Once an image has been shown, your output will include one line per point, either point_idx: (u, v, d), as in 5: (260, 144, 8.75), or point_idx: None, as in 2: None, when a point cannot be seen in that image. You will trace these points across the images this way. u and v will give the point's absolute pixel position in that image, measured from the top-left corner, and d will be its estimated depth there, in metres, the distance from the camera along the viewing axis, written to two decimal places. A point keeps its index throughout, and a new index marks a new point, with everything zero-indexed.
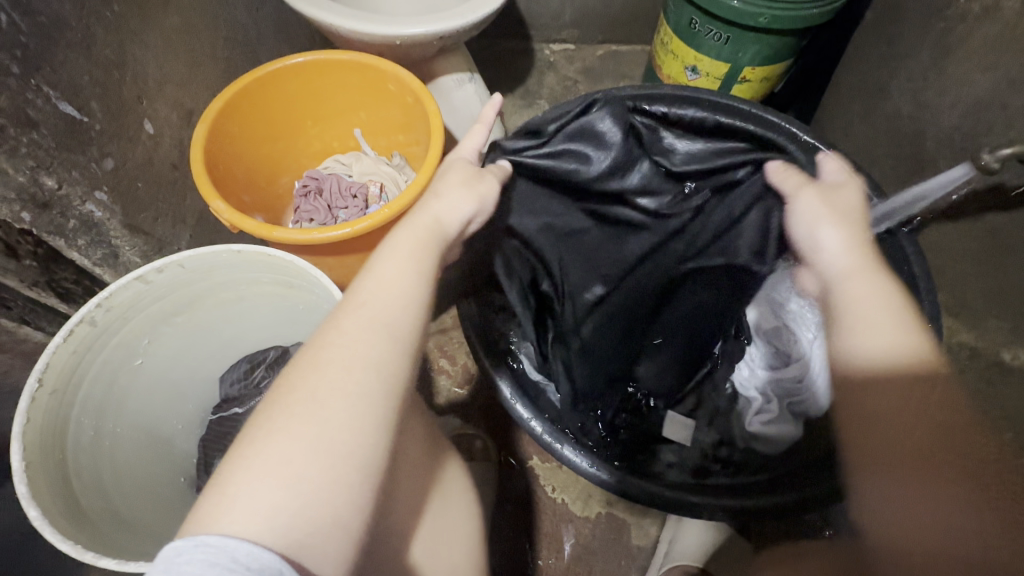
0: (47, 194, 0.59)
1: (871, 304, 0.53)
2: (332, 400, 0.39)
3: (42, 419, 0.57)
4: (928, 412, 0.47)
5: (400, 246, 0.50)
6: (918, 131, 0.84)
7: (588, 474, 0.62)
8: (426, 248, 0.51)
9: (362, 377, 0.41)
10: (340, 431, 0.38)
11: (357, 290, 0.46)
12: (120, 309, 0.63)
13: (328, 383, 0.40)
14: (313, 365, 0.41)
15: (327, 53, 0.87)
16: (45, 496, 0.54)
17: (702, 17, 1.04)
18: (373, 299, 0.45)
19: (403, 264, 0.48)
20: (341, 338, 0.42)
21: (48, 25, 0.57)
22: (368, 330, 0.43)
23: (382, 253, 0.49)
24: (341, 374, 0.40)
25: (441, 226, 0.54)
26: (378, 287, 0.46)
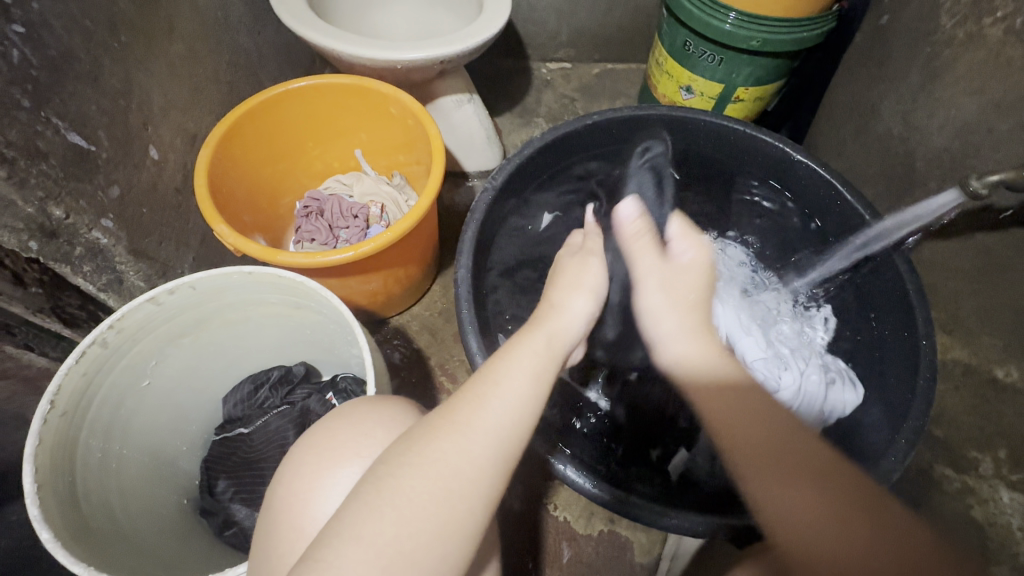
0: (54, 223, 0.59)
1: (667, 327, 0.66)
2: (426, 509, 0.40)
3: (53, 440, 0.56)
4: (775, 417, 0.55)
5: (523, 361, 0.50)
6: (908, 152, 0.86)
7: (589, 494, 0.62)
8: (545, 361, 0.51)
9: (457, 494, 0.41)
10: (428, 542, 0.39)
11: (476, 399, 0.46)
12: (131, 331, 0.62)
13: (427, 487, 0.40)
14: (413, 464, 0.41)
15: (329, 78, 0.89)
16: (55, 517, 0.53)
17: (695, 39, 1.07)
18: (489, 415, 0.45)
19: (528, 383, 0.48)
20: (446, 445, 0.42)
21: (57, 58, 0.58)
22: (475, 446, 0.43)
23: (506, 367, 0.49)
24: (439, 484, 0.41)
25: (560, 339, 0.55)
26: (498, 396, 0.46)
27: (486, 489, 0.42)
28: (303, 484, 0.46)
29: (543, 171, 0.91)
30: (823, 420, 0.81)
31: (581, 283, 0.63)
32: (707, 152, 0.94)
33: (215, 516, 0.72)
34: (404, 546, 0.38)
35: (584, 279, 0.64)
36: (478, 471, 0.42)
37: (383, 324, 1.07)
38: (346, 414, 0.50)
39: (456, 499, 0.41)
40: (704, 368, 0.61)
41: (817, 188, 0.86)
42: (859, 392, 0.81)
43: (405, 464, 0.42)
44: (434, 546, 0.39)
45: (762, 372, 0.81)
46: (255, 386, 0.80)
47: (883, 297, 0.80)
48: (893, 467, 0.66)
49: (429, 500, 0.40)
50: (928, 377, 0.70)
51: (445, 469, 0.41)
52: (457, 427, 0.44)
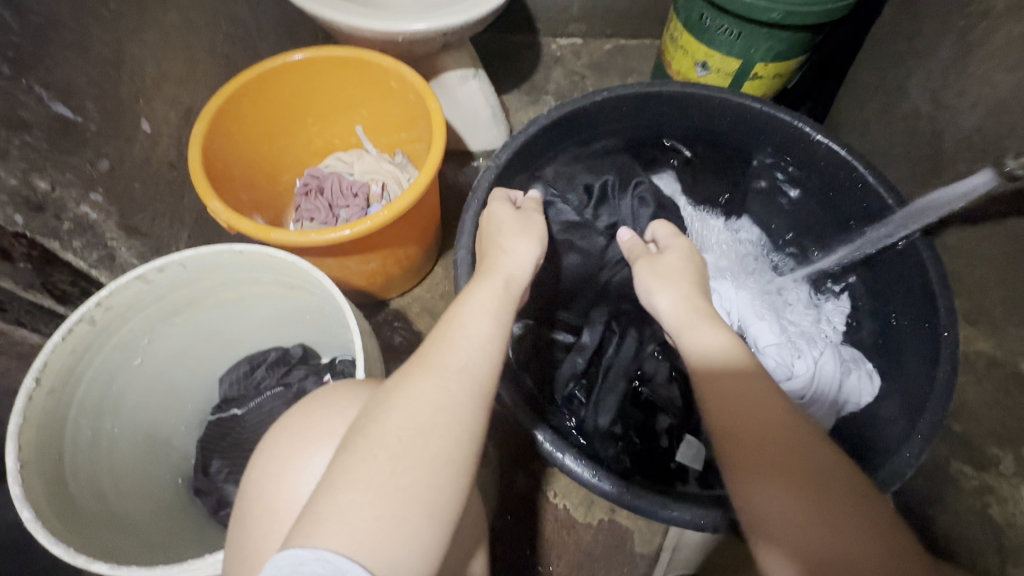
0: (41, 197, 0.58)
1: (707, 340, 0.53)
2: (408, 448, 0.37)
3: (39, 418, 0.55)
4: (762, 401, 0.48)
5: (481, 299, 0.49)
6: (936, 132, 0.81)
7: (589, 484, 0.61)
8: (504, 301, 0.50)
9: (440, 429, 0.39)
10: (415, 483, 0.36)
11: (442, 342, 0.44)
12: (119, 309, 0.61)
13: (406, 426, 0.38)
14: (389, 411, 0.39)
15: (327, 50, 0.85)
16: (39, 496, 0.52)
17: (712, 12, 1.01)
18: (460, 351, 0.43)
19: (489, 319, 0.47)
20: (423, 384, 0.41)
21: (41, 25, 0.56)
22: (450, 381, 0.41)
23: (466, 305, 0.48)
24: (416, 423, 0.39)
25: (519, 282, 0.54)
26: (463, 331, 0.45)
27: (473, 420, 0.40)
28: (285, 466, 0.43)
29: (550, 149, 0.87)
30: (837, 411, 0.78)
31: (530, 227, 0.61)
32: (722, 129, 0.89)
33: (208, 496, 0.71)
34: (387, 489, 0.36)
35: (529, 225, 0.62)
36: (454, 408, 0.40)
37: (383, 306, 1.05)
38: (329, 396, 0.48)
39: (438, 436, 0.39)
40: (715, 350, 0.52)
41: (839, 170, 0.81)
42: (876, 384, 0.79)
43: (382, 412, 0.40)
44: (417, 485, 0.36)
45: (775, 359, 0.79)
46: (252, 366, 0.80)
47: (902, 285, 0.76)
48: (908, 462, 0.63)
49: (409, 440, 0.38)
50: (948, 370, 0.66)
51: (420, 407, 0.39)
52: (427, 368, 0.42)
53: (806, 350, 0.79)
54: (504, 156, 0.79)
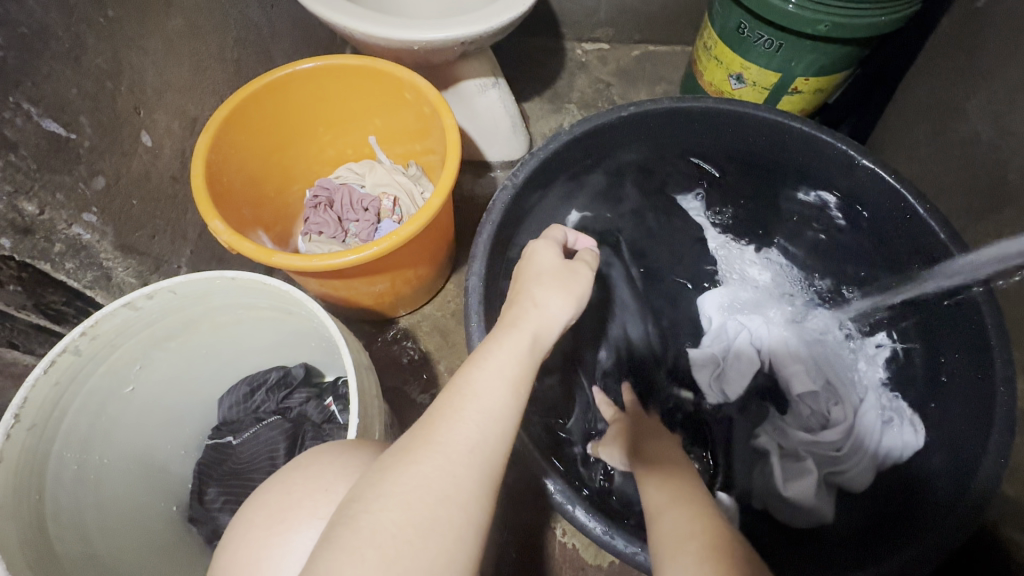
0: (28, 220, 0.54)
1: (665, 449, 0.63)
2: (407, 544, 0.34)
3: (17, 457, 0.52)
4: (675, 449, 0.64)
5: (499, 365, 0.44)
6: (999, 161, 0.73)
7: (600, 540, 0.57)
8: (523, 367, 0.44)
9: (443, 525, 0.36)
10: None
11: (449, 417, 0.40)
12: (105, 338, 0.58)
13: (405, 516, 0.35)
14: (388, 496, 0.36)
15: (340, 59, 0.81)
16: (13, 545, 0.50)
17: (751, 21, 0.94)
18: (469, 431, 0.39)
19: (506, 389, 0.42)
20: (426, 472, 0.37)
21: (31, 35, 0.52)
22: (456, 469, 0.38)
23: (479, 372, 0.43)
24: (416, 514, 0.35)
25: (545, 342, 0.48)
26: (474, 409, 0.41)
27: (473, 517, 0.37)
28: (257, 547, 0.39)
29: (571, 169, 0.81)
30: (877, 465, 0.71)
31: (568, 279, 0.52)
32: (759, 150, 0.82)
33: (204, 524, 0.70)
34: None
35: (570, 279, 0.53)
36: (458, 496, 0.37)
37: (391, 323, 1.01)
38: (308, 460, 0.43)
39: (439, 530, 0.35)
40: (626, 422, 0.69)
41: (885, 201, 0.74)
42: (921, 435, 0.70)
43: (380, 494, 0.36)
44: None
45: (810, 406, 0.77)
46: (251, 388, 0.77)
47: (952, 332, 0.69)
48: (953, 535, 0.57)
49: (412, 539, 0.34)
50: (1004, 433, 0.59)
51: (421, 494, 0.36)
52: (432, 445, 0.38)
53: (844, 395, 0.77)
54: (522, 176, 0.74)
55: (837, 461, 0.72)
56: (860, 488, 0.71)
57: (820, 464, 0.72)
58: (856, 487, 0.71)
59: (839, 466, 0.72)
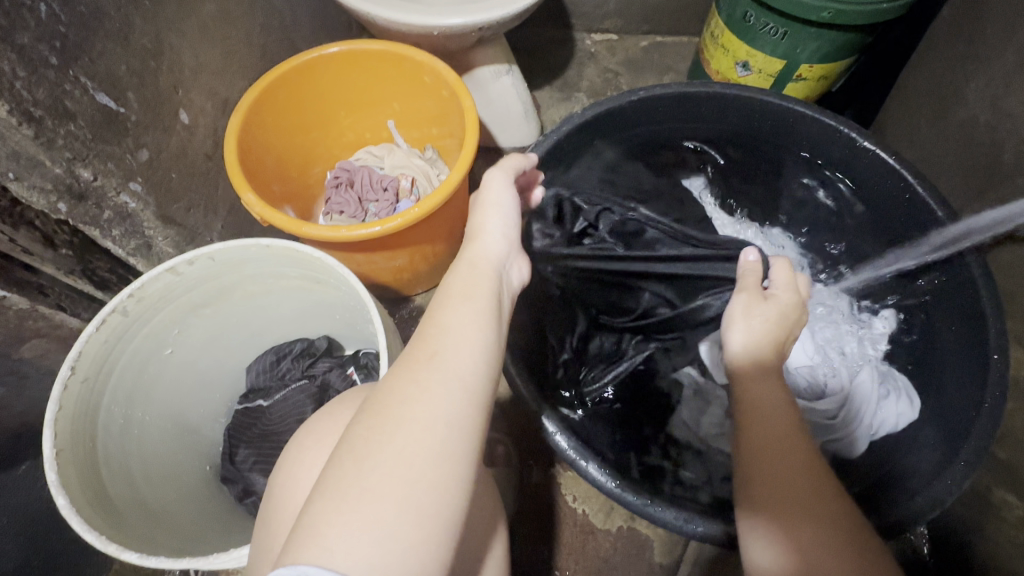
0: (82, 185, 0.59)
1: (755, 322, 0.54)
2: (396, 445, 0.36)
3: (74, 406, 0.57)
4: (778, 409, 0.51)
5: (456, 288, 0.45)
6: (994, 141, 0.76)
7: (610, 493, 0.60)
8: (473, 281, 0.45)
9: (419, 426, 0.36)
10: (411, 479, 0.35)
11: (417, 335, 0.42)
12: (151, 300, 0.63)
13: (390, 424, 0.37)
14: (375, 416, 0.37)
15: (363, 44, 0.85)
16: (73, 483, 0.55)
17: (757, 9, 0.97)
18: (439, 341, 0.41)
19: (463, 303, 0.43)
20: (400, 385, 0.38)
21: (87, 14, 0.56)
22: (427, 376, 0.39)
23: (444, 298, 0.44)
24: (403, 421, 0.37)
25: (490, 259, 0.48)
26: (444, 330, 0.41)
27: (453, 412, 0.37)
28: (315, 470, 0.46)
29: (584, 149, 0.84)
30: (870, 434, 0.73)
31: (484, 201, 0.53)
32: (764, 133, 0.85)
33: (234, 483, 0.73)
34: (383, 492, 0.34)
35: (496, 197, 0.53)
36: (436, 398, 0.38)
37: (407, 301, 1.05)
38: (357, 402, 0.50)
39: (423, 428, 0.36)
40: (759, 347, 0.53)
41: (885, 179, 0.77)
42: (916, 407, 0.73)
43: (366, 416, 0.38)
44: (410, 478, 0.35)
45: (807, 379, 0.75)
46: (278, 357, 0.80)
47: (947, 302, 0.72)
48: (948, 490, 0.60)
49: (393, 437, 0.36)
50: (997, 395, 0.62)
51: (401, 404, 0.37)
52: (409, 365, 0.40)
53: (839, 367, 0.76)
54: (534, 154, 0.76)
55: (831, 429, 0.73)
56: (851, 455, 0.73)
57: (815, 433, 0.73)
58: (849, 454, 0.73)
59: (833, 434, 0.73)
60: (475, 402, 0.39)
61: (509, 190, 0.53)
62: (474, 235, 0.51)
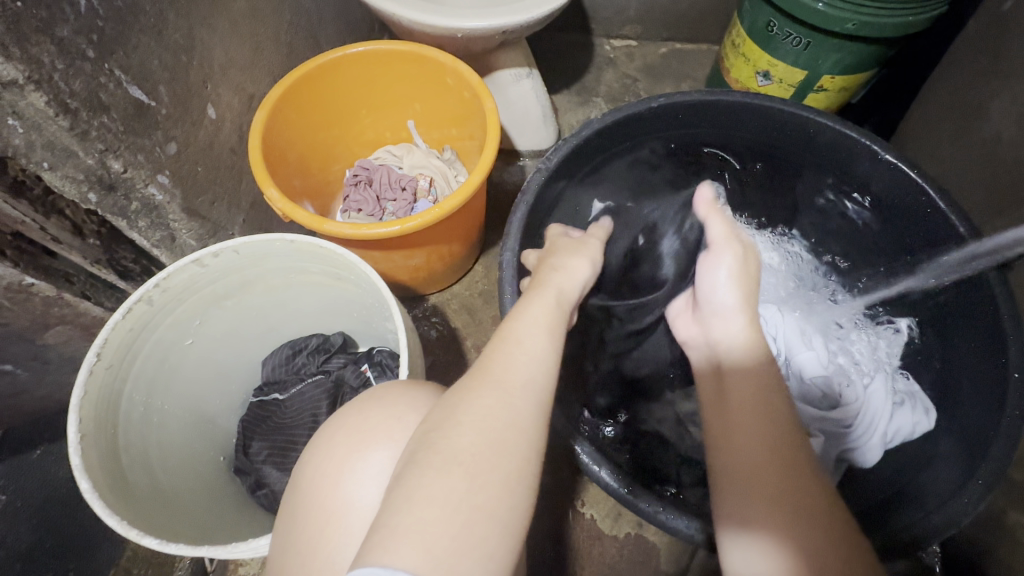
0: (113, 176, 0.60)
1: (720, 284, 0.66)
2: (500, 468, 0.39)
3: (99, 391, 0.58)
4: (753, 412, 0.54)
5: (537, 319, 0.51)
6: (1020, 159, 0.75)
7: (623, 499, 0.59)
8: (558, 313, 0.53)
9: (511, 446, 0.41)
10: (510, 504, 0.39)
11: (503, 356, 0.47)
12: (175, 290, 0.64)
13: (491, 441, 0.40)
14: (470, 426, 0.41)
15: (387, 44, 0.86)
16: (95, 468, 0.56)
17: (780, 19, 0.97)
18: (522, 369, 0.46)
19: (546, 337, 0.49)
20: (491, 401, 0.43)
21: (123, 9, 0.57)
22: (514, 398, 0.43)
23: (526, 327, 0.50)
24: (506, 446, 0.40)
25: (568, 295, 0.57)
26: (528, 359, 0.47)
27: (534, 437, 0.42)
28: (335, 468, 0.46)
29: (604, 155, 0.84)
30: (883, 443, 0.74)
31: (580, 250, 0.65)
32: (784, 144, 0.85)
33: (246, 475, 0.74)
34: (488, 513, 0.38)
35: (582, 246, 0.67)
36: (533, 430, 0.43)
37: (421, 301, 1.06)
38: (379, 400, 0.50)
39: (523, 457, 0.41)
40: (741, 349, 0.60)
41: (906, 194, 0.76)
42: (932, 419, 0.73)
43: (460, 425, 0.41)
44: (509, 504, 0.39)
45: (822, 388, 0.77)
46: (294, 351, 0.81)
47: (970, 320, 0.71)
48: (965, 509, 0.59)
49: (488, 451, 0.40)
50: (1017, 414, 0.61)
51: (504, 425, 0.41)
52: (499, 383, 0.44)
53: (852, 376, 0.78)
54: (555, 160, 0.76)
55: (848, 438, 0.74)
56: (865, 465, 0.74)
57: (828, 441, 0.74)
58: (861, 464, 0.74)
59: (846, 443, 0.74)
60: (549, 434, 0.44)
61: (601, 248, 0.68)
62: (559, 270, 0.60)
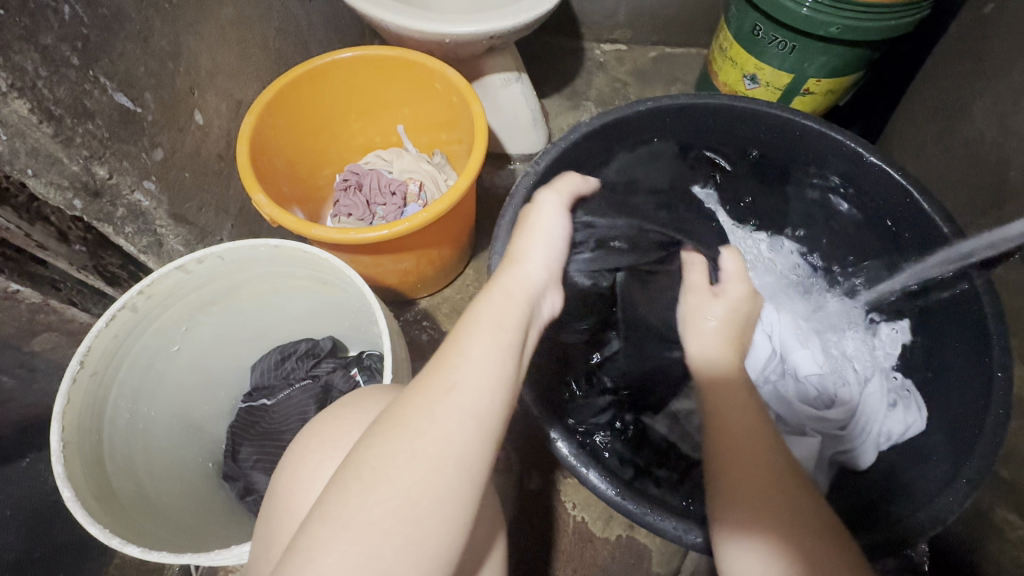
0: (98, 183, 0.60)
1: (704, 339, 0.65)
2: (405, 482, 0.37)
3: (82, 399, 0.58)
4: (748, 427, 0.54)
5: (483, 318, 0.46)
6: (1001, 159, 0.76)
7: (610, 501, 0.60)
8: (513, 308, 0.47)
9: (418, 464, 0.38)
10: (413, 522, 0.36)
11: (435, 362, 0.42)
12: (160, 297, 0.64)
13: (399, 460, 0.38)
14: (381, 442, 0.39)
15: (375, 49, 0.86)
16: (78, 476, 0.55)
17: (766, 23, 0.98)
18: (450, 376, 0.41)
19: (489, 338, 0.44)
20: (407, 415, 0.40)
21: (109, 17, 0.58)
22: (433, 410, 0.40)
23: (468, 328, 0.45)
24: (415, 456, 0.38)
25: (524, 287, 0.50)
26: (461, 364, 0.42)
27: (454, 453, 0.39)
28: (320, 473, 0.47)
29: (592, 158, 0.84)
30: (877, 445, 0.74)
31: (535, 227, 0.57)
32: (770, 146, 0.86)
33: (235, 481, 0.74)
34: (385, 530, 0.36)
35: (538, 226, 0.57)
36: (453, 439, 0.39)
37: (412, 304, 1.06)
38: (363, 405, 0.50)
39: (435, 469, 0.38)
40: (717, 362, 0.62)
41: (892, 195, 0.77)
42: (925, 416, 0.73)
43: (374, 441, 0.39)
44: (414, 518, 0.36)
45: (817, 387, 0.78)
46: (283, 357, 0.81)
47: (955, 319, 0.71)
48: (950, 508, 0.59)
49: (391, 471, 0.37)
50: (1000, 412, 0.62)
51: (416, 442, 0.38)
52: (423, 393, 0.41)
53: (851, 377, 0.78)
54: (542, 165, 0.76)
55: (841, 438, 0.74)
56: (861, 467, 0.74)
57: (823, 441, 0.75)
58: (855, 466, 0.74)
59: (842, 444, 0.74)
60: (486, 445, 0.40)
61: (558, 219, 0.59)
62: (518, 257, 0.54)
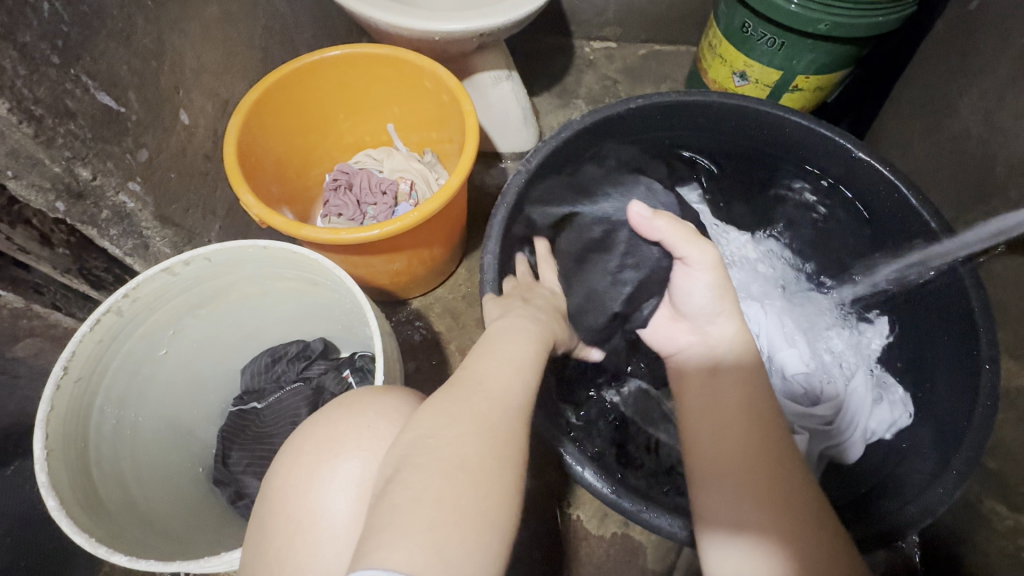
0: (81, 185, 0.59)
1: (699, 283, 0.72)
2: (482, 443, 0.43)
3: (66, 405, 0.57)
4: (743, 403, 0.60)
5: (514, 347, 0.54)
6: (987, 154, 0.76)
7: (606, 498, 0.59)
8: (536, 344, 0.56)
9: (489, 455, 0.42)
10: (479, 477, 0.41)
11: (480, 375, 0.49)
12: (146, 300, 0.63)
13: (469, 455, 0.42)
14: (448, 438, 0.42)
15: (364, 47, 0.85)
16: (64, 484, 0.54)
17: (755, 21, 0.99)
18: (499, 388, 0.48)
19: (526, 366, 0.52)
20: (471, 414, 0.45)
21: (89, 14, 0.56)
22: (491, 414, 0.45)
23: (505, 352, 0.52)
24: (485, 452, 0.42)
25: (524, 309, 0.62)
26: (506, 380, 0.49)
27: (513, 448, 0.44)
28: (314, 476, 0.46)
29: (584, 156, 0.84)
30: (865, 439, 0.75)
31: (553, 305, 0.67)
32: (760, 144, 0.86)
33: (227, 486, 0.73)
34: (474, 482, 0.40)
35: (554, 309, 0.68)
36: (508, 409, 0.47)
37: (403, 305, 1.05)
38: (356, 407, 0.50)
39: (502, 433, 0.44)
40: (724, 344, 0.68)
41: (880, 190, 0.77)
42: (910, 412, 0.74)
43: (438, 437, 0.42)
44: (483, 508, 0.40)
45: (804, 384, 0.79)
46: (273, 359, 0.81)
47: (943, 313, 0.72)
48: (940, 499, 0.60)
49: (465, 461, 0.41)
50: (987, 405, 0.62)
51: (483, 437, 0.43)
52: (482, 399, 0.46)
53: (836, 374, 0.79)
54: (535, 161, 0.76)
55: (832, 434, 0.75)
56: (851, 461, 0.74)
57: (812, 438, 0.75)
58: (844, 459, 0.74)
59: (831, 439, 0.74)
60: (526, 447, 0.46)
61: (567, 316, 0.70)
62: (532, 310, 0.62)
